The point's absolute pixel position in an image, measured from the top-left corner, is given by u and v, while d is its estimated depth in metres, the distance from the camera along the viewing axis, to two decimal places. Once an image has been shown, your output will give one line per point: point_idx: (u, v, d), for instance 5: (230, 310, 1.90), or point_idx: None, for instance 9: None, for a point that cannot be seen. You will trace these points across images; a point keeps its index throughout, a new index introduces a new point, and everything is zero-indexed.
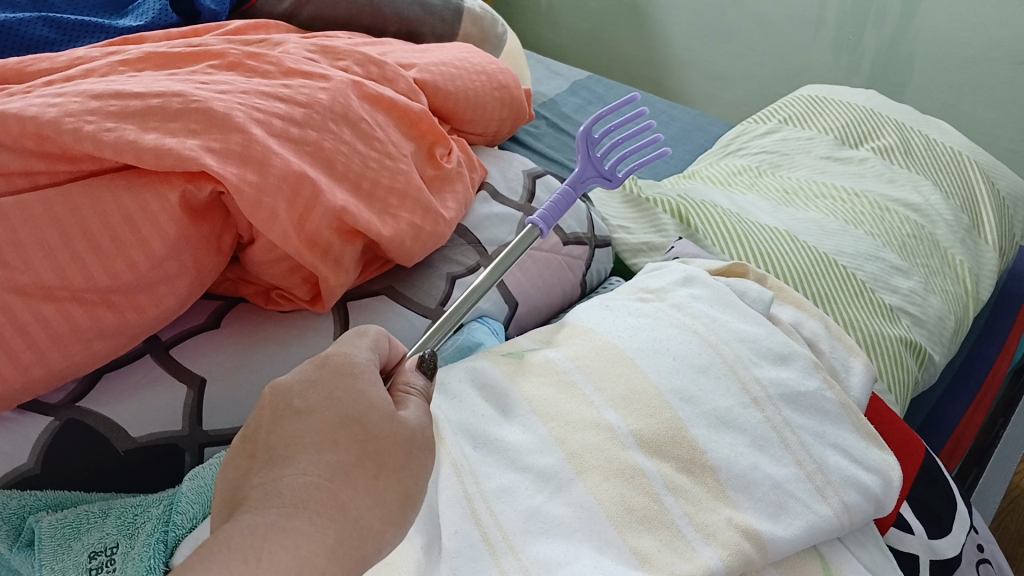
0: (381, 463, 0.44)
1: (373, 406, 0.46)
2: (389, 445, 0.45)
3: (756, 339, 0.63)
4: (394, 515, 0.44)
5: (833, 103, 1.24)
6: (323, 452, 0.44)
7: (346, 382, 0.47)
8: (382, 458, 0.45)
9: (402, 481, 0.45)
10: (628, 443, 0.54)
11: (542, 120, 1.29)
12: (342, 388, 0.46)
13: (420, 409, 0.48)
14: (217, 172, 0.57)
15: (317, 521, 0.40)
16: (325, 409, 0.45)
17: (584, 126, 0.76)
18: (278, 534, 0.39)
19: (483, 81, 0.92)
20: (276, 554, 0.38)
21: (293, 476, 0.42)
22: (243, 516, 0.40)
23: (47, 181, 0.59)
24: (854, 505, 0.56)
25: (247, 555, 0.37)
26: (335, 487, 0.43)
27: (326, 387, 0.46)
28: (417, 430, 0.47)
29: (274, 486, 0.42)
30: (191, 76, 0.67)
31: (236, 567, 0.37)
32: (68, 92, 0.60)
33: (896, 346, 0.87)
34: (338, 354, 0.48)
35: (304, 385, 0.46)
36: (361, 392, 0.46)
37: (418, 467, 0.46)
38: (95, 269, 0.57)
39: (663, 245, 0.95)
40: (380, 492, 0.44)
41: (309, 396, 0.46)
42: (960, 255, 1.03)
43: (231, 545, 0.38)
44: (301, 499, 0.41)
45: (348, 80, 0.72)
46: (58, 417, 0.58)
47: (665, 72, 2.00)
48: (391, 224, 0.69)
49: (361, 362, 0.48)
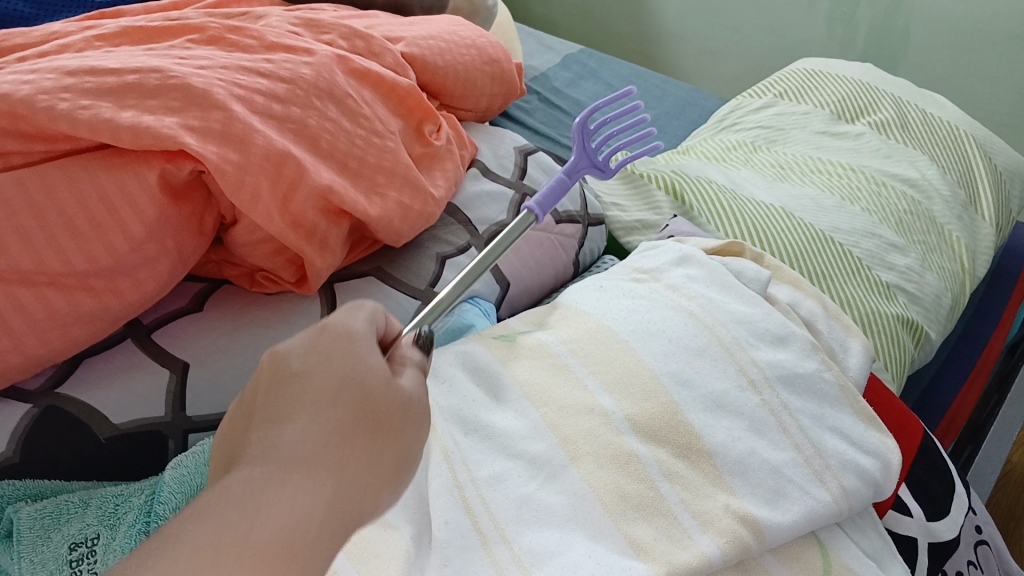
0: (382, 423, 0.41)
1: (374, 367, 0.42)
2: (392, 404, 0.42)
3: (754, 320, 0.62)
4: (391, 478, 0.41)
5: (829, 76, 1.22)
6: (323, 413, 0.40)
7: (347, 347, 0.42)
8: (382, 422, 0.41)
9: (405, 443, 0.42)
10: (622, 428, 0.53)
11: (534, 95, 1.26)
12: (343, 351, 0.42)
13: (418, 379, 0.44)
14: (197, 150, 0.56)
15: (313, 480, 0.37)
16: (327, 371, 0.41)
17: (578, 117, 0.73)
18: (275, 494, 0.36)
19: (473, 56, 0.89)
20: (272, 515, 0.35)
21: (292, 432, 0.39)
22: (234, 477, 0.36)
23: (21, 162, 0.56)
24: (853, 490, 0.55)
25: (241, 516, 0.34)
26: (335, 444, 0.39)
27: (327, 349, 0.42)
28: (415, 398, 0.43)
29: (271, 443, 0.38)
30: (169, 51, 0.64)
31: (227, 529, 0.33)
32: (41, 68, 0.58)
33: (892, 324, 0.86)
34: (338, 320, 0.43)
35: (304, 347, 0.42)
36: (360, 351, 0.42)
37: (416, 431, 0.43)
38: (71, 252, 0.55)
39: (657, 224, 0.93)
40: (380, 456, 0.40)
41: (309, 359, 0.41)
42: (956, 231, 1.02)
43: (224, 505, 0.34)
44: (298, 457, 0.38)
45: (332, 55, 0.70)
46: (37, 404, 0.56)
47: (658, 46, 1.97)
48: (379, 203, 0.67)
49: (361, 330, 0.43)
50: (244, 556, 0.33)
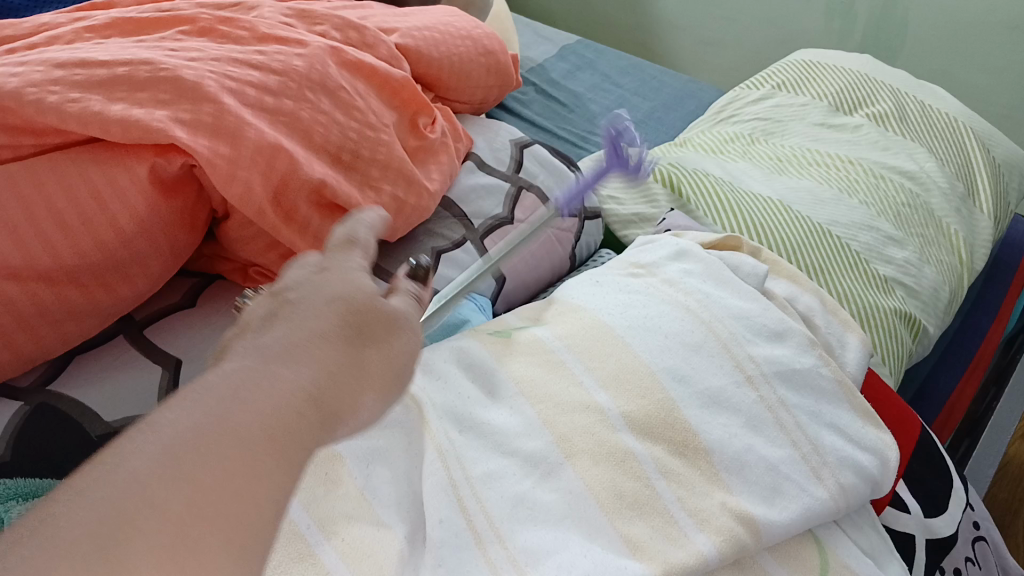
0: (363, 331, 0.43)
1: (358, 290, 0.45)
2: (377, 317, 0.44)
3: (751, 315, 0.61)
4: (379, 380, 0.42)
5: (827, 68, 1.21)
6: (311, 320, 0.42)
7: (337, 276, 0.46)
8: (368, 330, 0.43)
9: (392, 353, 0.44)
10: (617, 425, 0.52)
11: (531, 86, 1.25)
12: (334, 279, 0.45)
13: (408, 304, 0.48)
14: (187, 144, 0.55)
15: (298, 368, 0.39)
16: (317, 292, 0.44)
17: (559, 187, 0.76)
18: (261, 378, 0.38)
19: (468, 47, 0.88)
20: (256, 388, 0.37)
21: (280, 334, 0.41)
22: (225, 364, 0.39)
23: (10, 155, 0.55)
24: (850, 487, 0.55)
25: (225, 388, 0.36)
26: (321, 346, 0.41)
27: (318, 278, 0.45)
28: (401, 317, 0.46)
29: (261, 342, 0.41)
30: (160, 43, 0.64)
31: (214, 397, 0.35)
32: (29, 61, 0.57)
33: (890, 318, 0.85)
34: (332, 259, 0.48)
35: (299, 279, 0.46)
36: (348, 276, 0.46)
37: (403, 344, 0.45)
38: (60, 247, 0.54)
39: (654, 217, 0.93)
40: (365, 357, 0.42)
41: (301, 286, 0.45)
42: (954, 224, 1.02)
43: (210, 383, 0.37)
44: (286, 354, 0.40)
45: (325, 46, 0.69)
46: (28, 402, 0.56)
47: (656, 36, 1.96)
48: (372, 197, 0.66)
49: (353, 266, 0.48)
50: (227, 418, 0.35)
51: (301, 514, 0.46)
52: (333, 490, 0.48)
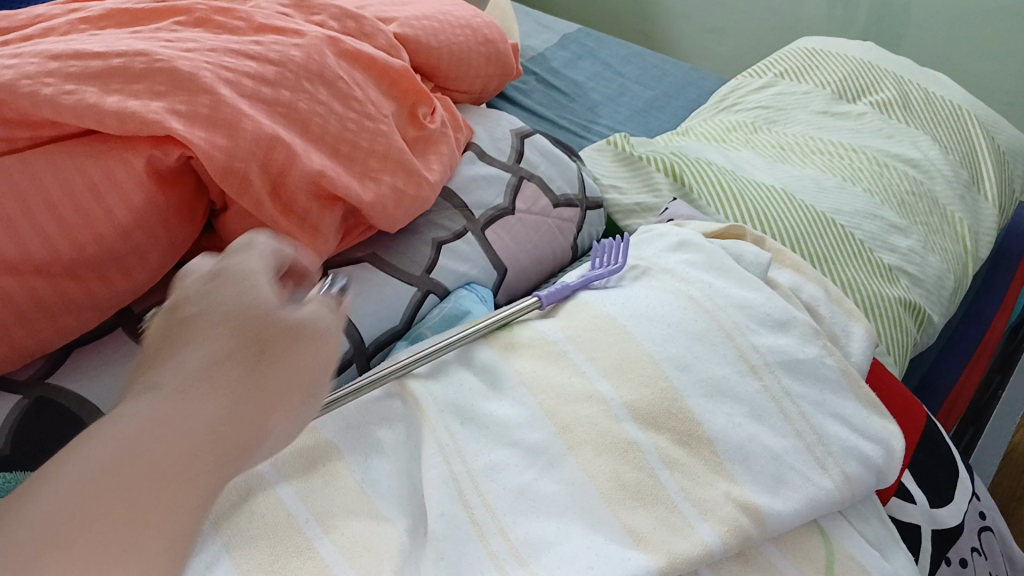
0: (264, 350, 0.42)
1: (259, 300, 0.44)
2: (282, 331, 0.43)
3: (755, 304, 0.61)
4: (285, 400, 0.42)
5: (830, 55, 1.20)
6: (209, 346, 0.42)
7: (235, 283, 0.44)
8: (269, 348, 0.43)
9: (299, 367, 0.43)
10: (620, 415, 0.52)
11: (532, 75, 1.24)
12: (232, 290, 0.44)
13: (317, 305, 0.46)
14: (184, 136, 0.54)
15: (193, 404, 0.39)
16: (215, 308, 0.43)
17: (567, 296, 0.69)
18: (156, 422, 0.38)
19: (467, 36, 0.88)
20: (144, 441, 0.37)
21: (179, 364, 0.41)
22: (117, 411, 0.39)
23: (7, 148, 0.55)
24: (855, 477, 0.54)
25: (112, 446, 0.37)
26: (222, 371, 0.41)
27: (216, 288, 0.44)
28: (307, 323, 0.44)
29: (159, 375, 0.41)
30: (156, 34, 0.63)
31: (100, 460, 0.36)
32: (24, 53, 0.56)
33: (894, 307, 0.84)
34: (231, 260, 0.45)
35: (196, 288, 0.44)
36: (246, 280, 0.44)
37: (310, 353, 0.44)
38: (57, 240, 0.53)
39: (657, 206, 0.92)
40: (267, 377, 0.42)
41: (200, 299, 0.43)
42: (959, 212, 1.01)
43: (100, 439, 0.37)
44: (183, 387, 0.40)
45: (323, 36, 0.68)
46: (27, 395, 0.55)
47: (657, 24, 1.95)
48: (372, 187, 0.66)
49: (254, 268, 0.45)
50: (114, 483, 0.36)
51: (302, 509, 0.48)
52: (333, 483, 0.50)
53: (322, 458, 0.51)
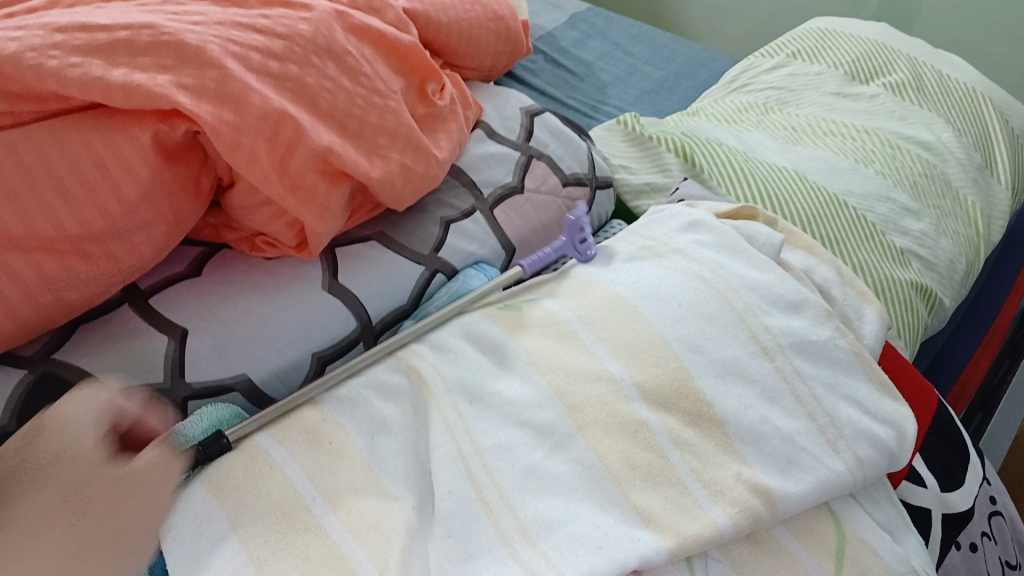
0: (81, 512, 0.49)
1: (83, 450, 0.50)
2: (111, 484, 0.50)
3: (767, 286, 0.60)
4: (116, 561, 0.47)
5: (843, 36, 1.19)
6: (36, 510, 0.48)
7: (51, 442, 0.50)
8: (85, 510, 0.49)
9: (133, 516, 0.49)
10: (631, 395, 0.52)
11: (541, 54, 1.23)
12: (45, 446, 0.50)
13: (152, 455, 0.51)
14: (192, 110, 0.54)
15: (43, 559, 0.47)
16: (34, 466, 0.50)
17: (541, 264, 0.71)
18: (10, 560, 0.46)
19: (477, 12, 0.87)
20: None
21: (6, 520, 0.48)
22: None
23: (10, 122, 0.54)
24: (867, 460, 0.54)
25: None
26: (34, 528, 0.48)
27: (32, 449, 0.50)
28: (142, 469, 0.50)
29: None
30: (163, 7, 0.62)
31: None
32: (28, 24, 0.55)
33: (906, 290, 0.84)
34: (48, 419, 0.51)
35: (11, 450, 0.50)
36: (68, 427, 0.51)
37: (139, 505, 0.49)
38: (62, 216, 0.53)
39: (667, 187, 0.91)
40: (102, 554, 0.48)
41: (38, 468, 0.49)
42: (972, 195, 1.00)
43: None
44: (1, 547, 0.47)
45: (332, 10, 0.67)
46: (33, 371, 0.55)
47: (667, 4, 1.93)
48: (380, 165, 0.65)
49: (76, 438, 0.50)
50: None
51: (308, 486, 0.49)
52: (339, 461, 0.51)
53: (329, 435, 0.52)
